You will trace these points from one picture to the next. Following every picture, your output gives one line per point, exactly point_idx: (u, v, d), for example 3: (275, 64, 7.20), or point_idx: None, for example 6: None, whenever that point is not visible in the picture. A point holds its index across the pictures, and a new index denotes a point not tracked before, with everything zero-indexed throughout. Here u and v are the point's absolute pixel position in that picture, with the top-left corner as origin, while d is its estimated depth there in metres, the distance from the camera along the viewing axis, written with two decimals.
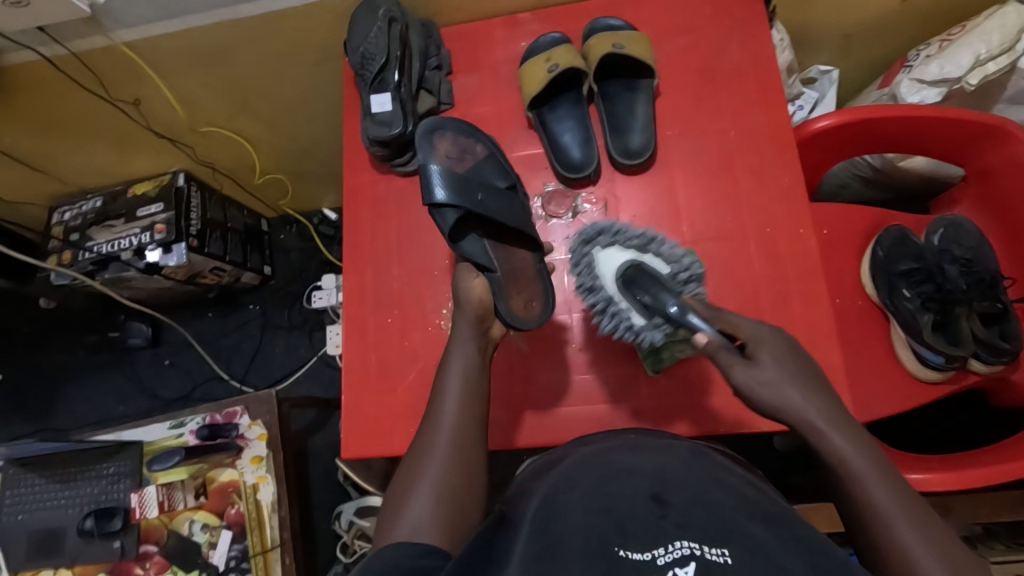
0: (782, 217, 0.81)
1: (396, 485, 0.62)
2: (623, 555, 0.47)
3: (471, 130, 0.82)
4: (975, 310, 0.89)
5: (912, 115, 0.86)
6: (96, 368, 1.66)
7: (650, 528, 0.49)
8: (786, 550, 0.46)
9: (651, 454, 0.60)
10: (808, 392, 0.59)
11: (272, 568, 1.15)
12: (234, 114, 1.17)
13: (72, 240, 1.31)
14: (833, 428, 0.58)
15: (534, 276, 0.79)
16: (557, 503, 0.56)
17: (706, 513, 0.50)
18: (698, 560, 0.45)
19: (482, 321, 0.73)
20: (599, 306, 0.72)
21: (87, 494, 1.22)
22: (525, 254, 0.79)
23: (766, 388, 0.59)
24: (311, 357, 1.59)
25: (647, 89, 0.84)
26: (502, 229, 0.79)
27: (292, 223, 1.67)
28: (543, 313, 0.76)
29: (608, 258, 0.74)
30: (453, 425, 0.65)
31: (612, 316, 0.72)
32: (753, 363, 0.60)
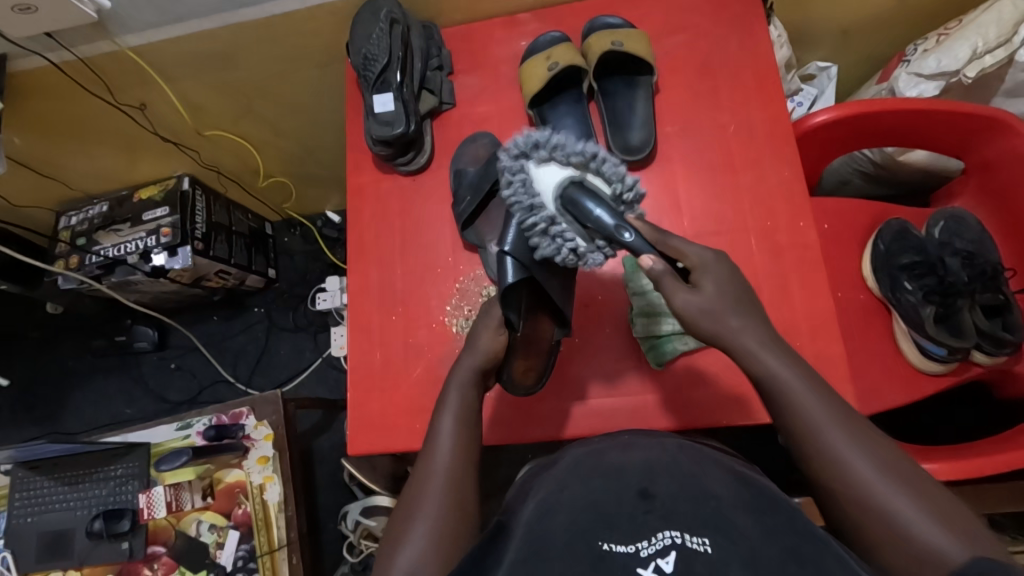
0: (782, 210, 0.81)
1: (398, 513, 0.62)
2: (608, 549, 0.49)
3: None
4: (978, 302, 0.90)
5: (910, 109, 0.87)
6: (103, 371, 1.67)
7: (633, 523, 0.51)
8: (764, 535, 0.48)
9: (640, 451, 0.61)
10: (745, 317, 0.61)
11: (279, 568, 1.15)
12: (238, 117, 1.18)
13: (79, 244, 1.33)
14: (765, 349, 0.60)
15: (547, 350, 0.81)
16: (548, 504, 0.56)
17: (691, 503, 0.52)
18: (678, 549, 0.48)
19: (485, 375, 0.72)
20: (539, 227, 0.62)
21: (96, 496, 1.23)
22: (550, 328, 0.78)
23: (706, 314, 0.60)
24: (316, 358, 1.60)
25: (646, 85, 0.85)
26: (545, 298, 0.76)
27: (296, 226, 1.68)
28: (536, 381, 0.82)
29: (547, 172, 0.62)
30: (454, 439, 0.66)
31: (552, 236, 0.62)
32: (694, 290, 0.60)
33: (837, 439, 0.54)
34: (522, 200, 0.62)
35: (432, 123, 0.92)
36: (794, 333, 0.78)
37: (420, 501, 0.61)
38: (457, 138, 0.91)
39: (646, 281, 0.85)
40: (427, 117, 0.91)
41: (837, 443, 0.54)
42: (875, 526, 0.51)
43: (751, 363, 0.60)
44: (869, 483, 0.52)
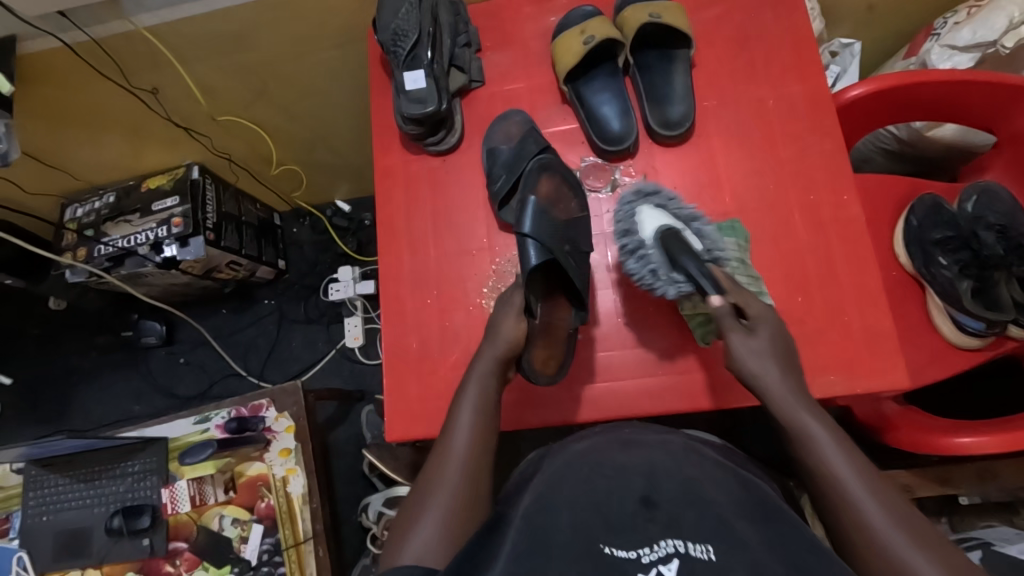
0: (825, 184, 0.80)
1: (410, 502, 0.63)
2: (609, 552, 0.51)
3: (576, 186, 0.79)
4: (1014, 275, 0.90)
5: (948, 79, 0.86)
6: (111, 367, 1.64)
7: (634, 526, 0.54)
8: (766, 543, 0.50)
9: (641, 451, 0.64)
10: (785, 373, 0.64)
11: (305, 561, 1.14)
12: (252, 103, 1.15)
13: (86, 236, 1.29)
14: (800, 404, 0.63)
15: (565, 337, 0.78)
16: (548, 498, 0.59)
17: (694, 513, 0.54)
18: (680, 557, 0.49)
19: (506, 361, 0.72)
20: (629, 248, 0.74)
21: (113, 492, 1.20)
22: (567, 312, 0.77)
23: (756, 358, 0.64)
24: (329, 350, 1.58)
25: (684, 59, 0.83)
26: (562, 280, 0.75)
27: (304, 216, 1.65)
28: (558, 372, 0.78)
29: (651, 215, 0.75)
30: (468, 434, 0.66)
31: (639, 257, 0.73)
32: (751, 334, 0.64)
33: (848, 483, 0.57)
34: (623, 229, 0.76)
35: (461, 102, 0.90)
36: (840, 308, 0.77)
37: (430, 493, 0.62)
38: (487, 115, 0.89)
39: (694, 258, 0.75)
40: (457, 96, 0.89)
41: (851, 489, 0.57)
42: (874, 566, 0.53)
43: (789, 422, 0.62)
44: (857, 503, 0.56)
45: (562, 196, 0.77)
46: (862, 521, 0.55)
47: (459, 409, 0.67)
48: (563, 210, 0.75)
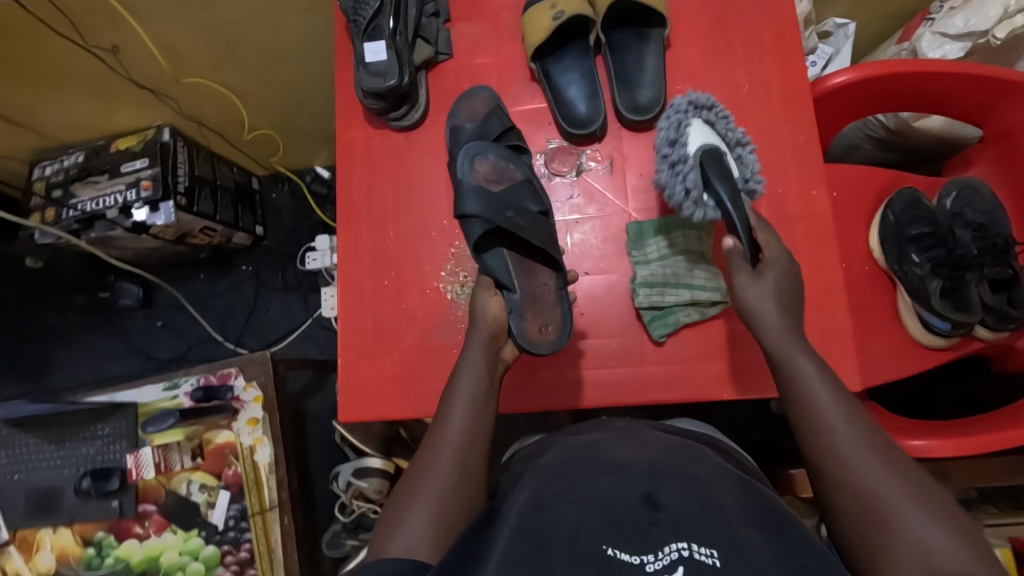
0: (794, 177, 0.77)
1: (399, 493, 0.60)
2: (611, 555, 0.50)
3: (517, 157, 0.78)
4: (985, 276, 0.88)
5: (932, 70, 0.82)
6: (88, 328, 1.63)
7: (640, 531, 0.52)
8: (773, 554, 0.49)
9: (642, 449, 0.65)
10: (785, 315, 0.65)
11: (271, 528, 1.16)
12: (219, 66, 1.11)
13: (54, 196, 1.26)
14: (800, 351, 0.62)
15: (556, 301, 0.73)
16: (545, 494, 0.58)
17: (699, 516, 0.53)
18: (685, 563, 0.48)
19: (494, 340, 0.68)
20: (669, 159, 0.73)
21: (83, 454, 1.21)
22: (547, 277, 0.74)
23: (759, 295, 0.64)
24: (306, 319, 1.58)
25: (658, 40, 0.79)
26: (528, 245, 0.74)
27: (284, 181, 1.62)
28: (560, 338, 0.71)
29: (699, 131, 0.72)
30: (462, 424, 0.63)
31: (677, 168, 0.72)
32: (758, 278, 0.65)
33: (852, 452, 0.56)
34: (668, 138, 0.74)
35: (427, 76, 0.86)
36: None
37: (421, 483, 0.59)
38: (453, 91, 0.86)
39: (649, 249, 0.77)
40: (422, 69, 0.85)
41: (856, 455, 0.56)
42: (868, 528, 0.52)
43: (789, 366, 0.62)
44: (862, 475, 0.54)
45: (504, 171, 0.76)
46: (869, 491, 0.54)
47: (453, 397, 0.64)
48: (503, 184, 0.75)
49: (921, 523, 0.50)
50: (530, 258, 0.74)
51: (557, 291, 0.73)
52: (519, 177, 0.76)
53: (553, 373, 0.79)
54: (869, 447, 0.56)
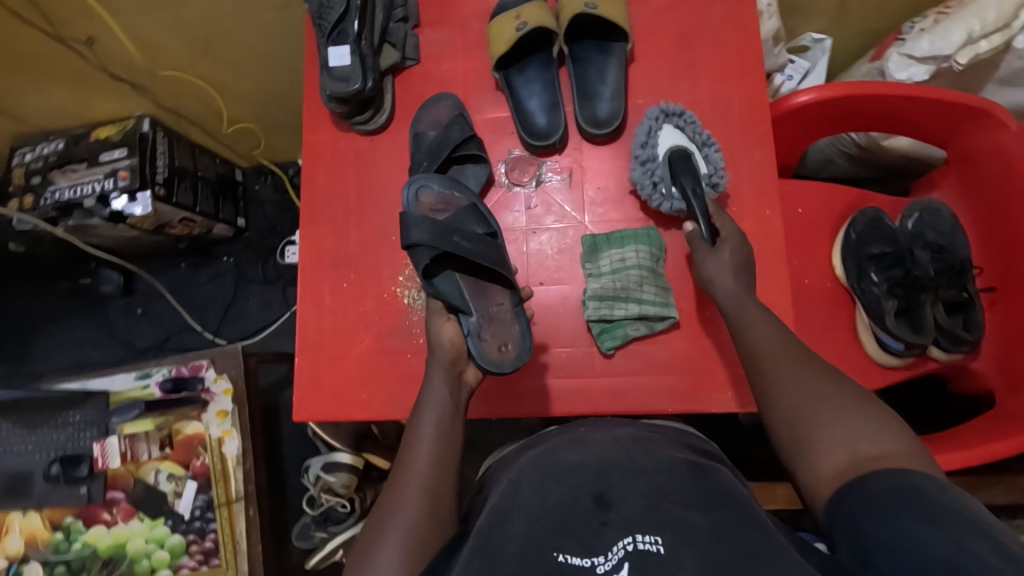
0: (750, 195, 0.78)
1: (369, 530, 0.59)
2: (563, 560, 0.50)
3: (457, 183, 0.77)
4: (940, 298, 0.89)
5: (893, 93, 0.83)
6: (69, 314, 1.64)
7: (590, 531, 0.52)
8: (714, 539, 0.50)
9: (594, 447, 0.63)
10: (739, 274, 0.69)
11: (237, 519, 1.18)
12: (194, 59, 1.11)
13: (32, 183, 1.26)
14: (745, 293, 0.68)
15: (512, 319, 0.74)
16: (501, 511, 0.57)
17: (644, 507, 0.53)
18: (632, 560, 0.49)
19: (455, 364, 0.69)
20: (639, 158, 0.77)
21: (54, 440, 1.22)
22: (502, 296, 0.75)
23: (717, 262, 0.69)
24: (284, 312, 1.59)
25: (620, 54, 0.79)
26: (478, 266, 0.74)
27: (267, 173, 1.62)
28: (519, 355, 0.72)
29: (670, 135, 0.77)
30: (430, 453, 0.63)
31: (647, 166, 0.76)
32: (716, 252, 0.70)
33: (788, 376, 0.61)
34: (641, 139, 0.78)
35: (394, 80, 0.86)
36: None
37: (391, 516, 0.59)
38: (419, 97, 0.86)
39: (602, 263, 0.78)
40: (389, 74, 0.86)
41: (790, 377, 0.61)
42: (802, 433, 0.57)
43: (734, 312, 0.67)
44: (797, 396, 0.59)
45: (449, 199, 0.75)
46: (803, 406, 0.58)
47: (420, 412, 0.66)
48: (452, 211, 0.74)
49: (852, 425, 0.55)
50: (482, 278, 0.75)
51: (510, 308, 0.74)
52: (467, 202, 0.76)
53: (505, 381, 0.80)
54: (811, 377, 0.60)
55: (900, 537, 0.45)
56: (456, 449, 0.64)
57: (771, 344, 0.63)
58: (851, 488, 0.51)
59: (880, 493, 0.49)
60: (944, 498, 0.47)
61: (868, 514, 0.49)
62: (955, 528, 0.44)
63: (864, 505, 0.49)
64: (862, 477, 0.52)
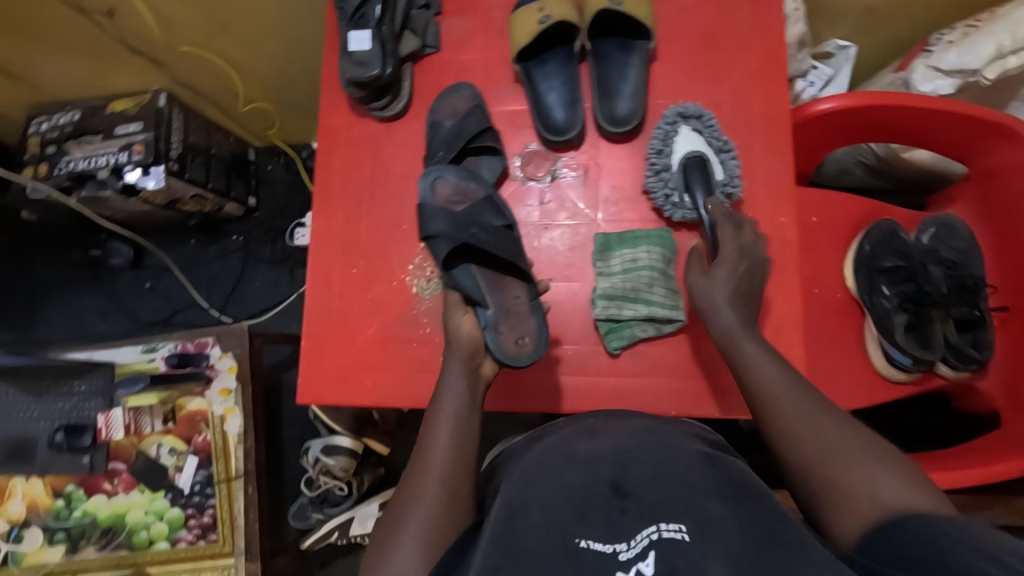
0: (766, 202, 0.77)
1: (388, 518, 0.60)
2: (585, 546, 0.51)
3: (474, 174, 0.78)
4: (951, 315, 0.88)
5: (915, 106, 0.82)
6: (78, 284, 1.65)
7: (610, 519, 0.53)
8: (737, 529, 0.50)
9: (607, 437, 0.63)
10: (735, 301, 0.69)
11: (235, 496, 1.19)
12: (213, 36, 1.11)
13: (47, 152, 1.27)
14: (743, 330, 0.67)
15: (529, 312, 0.74)
16: (517, 497, 0.57)
17: (663, 495, 0.54)
18: (656, 547, 0.50)
19: (472, 359, 0.70)
20: (654, 166, 0.77)
21: (59, 409, 1.23)
22: (519, 289, 0.74)
23: (709, 293, 0.69)
24: (291, 294, 1.59)
25: (642, 52, 0.78)
26: (496, 258, 0.75)
27: (279, 154, 1.62)
28: (536, 348, 0.72)
29: (684, 140, 0.76)
30: (450, 439, 0.63)
31: (661, 176, 0.76)
32: (708, 277, 0.70)
33: (795, 417, 0.59)
34: (656, 146, 0.77)
35: (412, 67, 0.86)
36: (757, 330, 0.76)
37: (411, 502, 0.59)
38: (437, 86, 0.86)
39: (613, 262, 0.78)
40: (408, 61, 0.85)
41: (799, 418, 0.59)
42: (816, 479, 0.56)
43: (733, 352, 0.66)
44: (810, 441, 0.58)
45: (466, 189, 0.76)
46: (815, 451, 0.57)
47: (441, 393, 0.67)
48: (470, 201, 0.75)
49: (867, 468, 0.54)
50: (500, 271, 0.75)
51: (528, 301, 0.74)
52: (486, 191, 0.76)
53: (508, 375, 0.80)
54: (825, 419, 0.58)
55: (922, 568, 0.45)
56: (472, 434, 0.65)
57: (778, 388, 0.62)
58: (880, 536, 0.50)
59: (910, 536, 0.48)
60: (969, 539, 0.45)
61: (905, 546, 0.48)
62: (974, 563, 0.42)
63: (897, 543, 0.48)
64: (894, 519, 0.50)
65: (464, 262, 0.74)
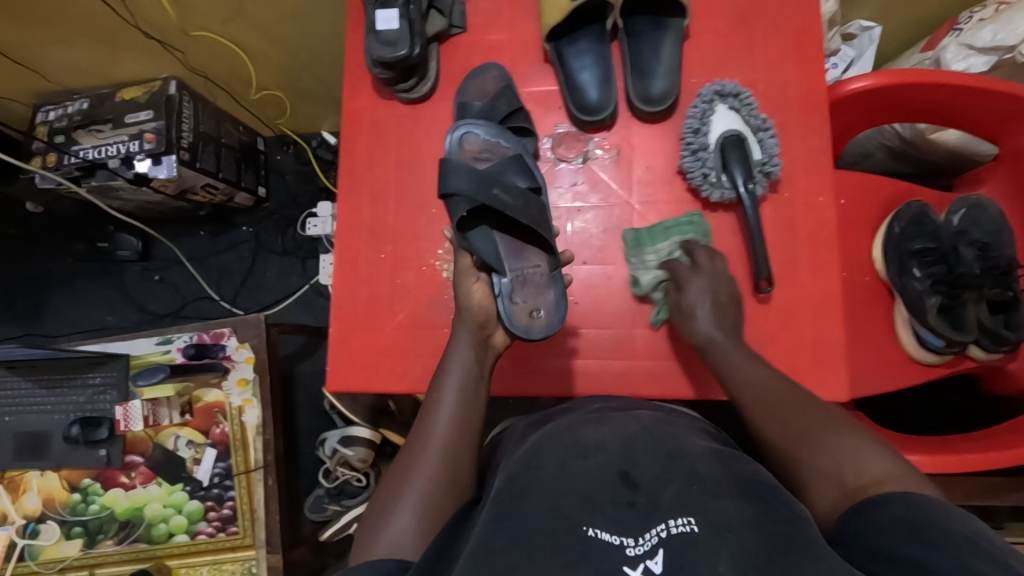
0: (802, 182, 0.77)
1: (382, 495, 0.60)
2: (591, 535, 0.49)
3: (503, 131, 0.76)
4: (985, 297, 0.87)
5: (953, 85, 0.81)
6: (85, 276, 1.62)
7: (617, 511, 0.51)
8: (749, 523, 0.48)
9: (613, 427, 0.61)
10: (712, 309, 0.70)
11: (255, 489, 1.17)
12: (229, 20, 1.09)
13: (56, 142, 1.24)
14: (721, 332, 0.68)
15: (549, 283, 0.71)
16: (520, 478, 0.55)
17: (673, 487, 0.51)
18: (666, 545, 0.47)
19: (483, 329, 0.69)
20: (690, 146, 0.75)
21: (74, 401, 1.21)
22: (540, 258, 0.72)
23: (682, 305, 0.71)
24: (302, 285, 1.58)
25: (676, 30, 0.77)
26: (518, 224, 0.72)
27: (289, 143, 1.60)
28: (551, 321, 0.69)
29: (721, 118, 0.75)
30: (451, 417, 0.63)
31: (698, 155, 0.75)
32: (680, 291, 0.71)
33: (775, 397, 0.61)
34: (693, 125, 0.76)
35: (438, 48, 0.84)
36: (794, 313, 0.76)
37: (408, 480, 0.59)
38: (464, 67, 0.84)
39: (648, 258, 0.76)
40: (434, 41, 0.83)
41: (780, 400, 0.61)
42: (797, 457, 0.56)
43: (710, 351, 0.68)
44: (791, 423, 0.58)
45: (492, 148, 0.75)
46: (797, 431, 0.57)
47: (441, 389, 0.65)
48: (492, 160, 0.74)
49: (845, 446, 0.54)
50: (521, 238, 0.72)
51: (548, 271, 0.71)
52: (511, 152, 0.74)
53: (541, 360, 0.79)
54: (816, 415, 0.58)
55: (900, 556, 0.43)
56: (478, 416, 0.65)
57: (759, 380, 0.63)
58: (856, 510, 0.49)
59: (885, 528, 0.46)
60: (954, 524, 0.44)
61: (880, 536, 0.46)
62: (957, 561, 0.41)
63: (882, 529, 0.46)
64: (869, 499, 0.49)
65: (481, 225, 0.71)
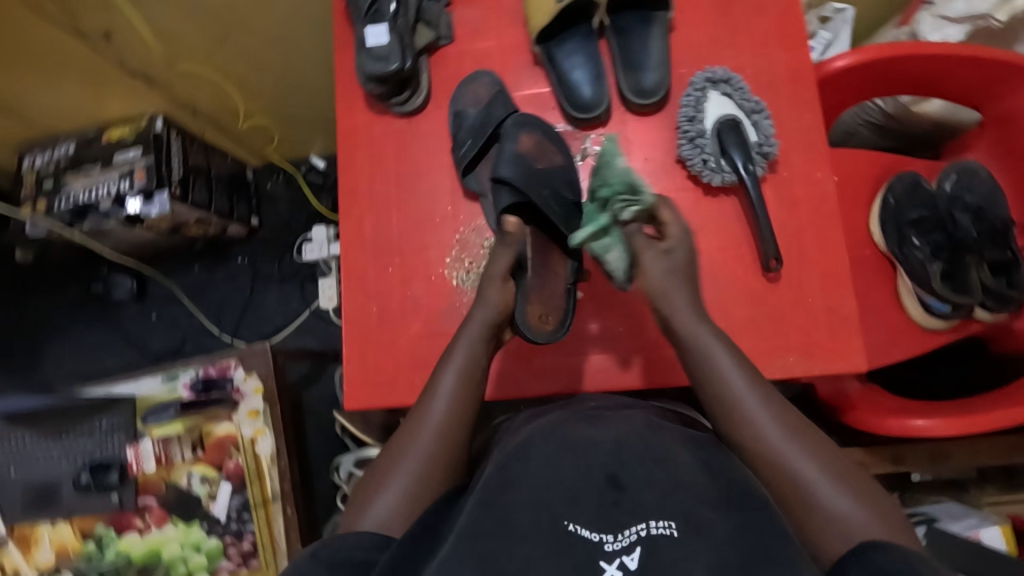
0: (799, 161, 0.78)
1: (371, 473, 0.60)
2: (572, 530, 0.50)
3: (558, 140, 0.79)
4: (985, 259, 0.89)
5: (935, 56, 0.83)
6: (82, 321, 1.60)
7: (599, 506, 0.52)
8: (726, 530, 0.49)
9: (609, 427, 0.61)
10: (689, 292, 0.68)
11: (274, 520, 1.16)
12: (214, 51, 1.09)
13: (45, 187, 1.23)
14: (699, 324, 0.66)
15: (562, 294, 0.74)
16: (509, 473, 0.55)
17: (660, 489, 0.52)
18: (643, 544, 0.49)
19: (496, 326, 0.68)
20: (687, 133, 0.77)
21: (81, 448, 1.19)
22: (561, 265, 0.74)
23: (664, 275, 0.68)
24: (303, 310, 1.56)
25: (662, 22, 0.78)
26: (553, 225, 0.73)
27: (278, 171, 1.60)
28: (558, 328, 0.72)
29: (715, 104, 0.77)
30: (451, 403, 0.62)
31: (696, 142, 0.76)
32: (660, 253, 0.69)
33: (753, 408, 0.59)
34: (688, 113, 0.78)
35: (428, 60, 0.85)
36: (805, 290, 0.76)
37: (398, 463, 0.59)
38: (455, 76, 0.85)
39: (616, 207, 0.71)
40: (423, 53, 0.85)
41: (758, 414, 0.59)
42: (779, 487, 0.56)
43: (687, 336, 0.65)
44: (772, 442, 0.57)
45: (545, 150, 0.77)
46: (777, 452, 0.57)
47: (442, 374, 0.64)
48: (544, 162, 0.76)
49: (828, 481, 0.55)
50: (547, 241, 0.74)
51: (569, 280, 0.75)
52: (557, 159, 0.77)
53: None
54: (799, 442, 0.57)
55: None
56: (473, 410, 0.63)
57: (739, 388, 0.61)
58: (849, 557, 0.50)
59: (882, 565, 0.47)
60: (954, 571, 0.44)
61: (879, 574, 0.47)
62: None
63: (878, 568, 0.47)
64: (862, 546, 0.50)
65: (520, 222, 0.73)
